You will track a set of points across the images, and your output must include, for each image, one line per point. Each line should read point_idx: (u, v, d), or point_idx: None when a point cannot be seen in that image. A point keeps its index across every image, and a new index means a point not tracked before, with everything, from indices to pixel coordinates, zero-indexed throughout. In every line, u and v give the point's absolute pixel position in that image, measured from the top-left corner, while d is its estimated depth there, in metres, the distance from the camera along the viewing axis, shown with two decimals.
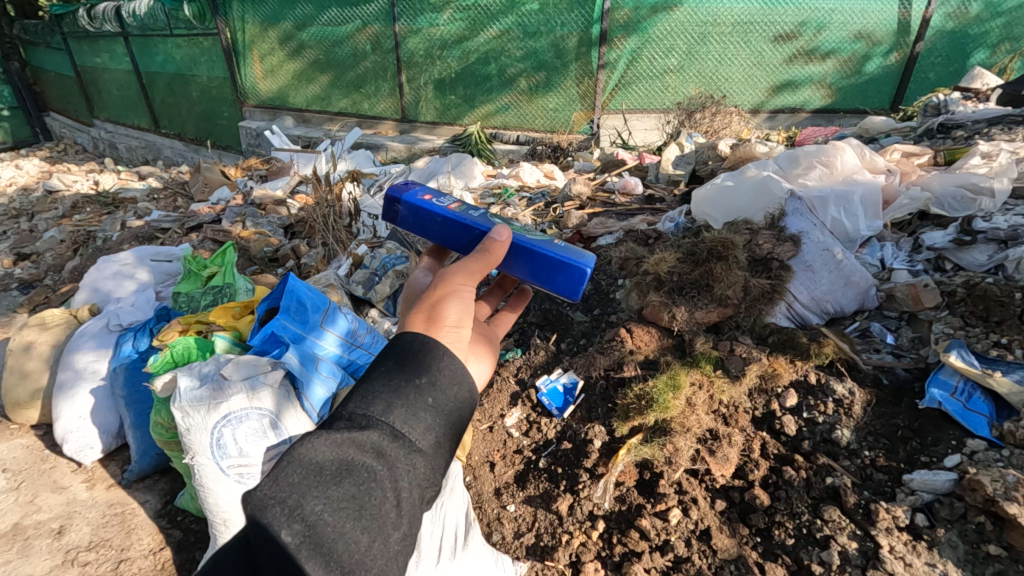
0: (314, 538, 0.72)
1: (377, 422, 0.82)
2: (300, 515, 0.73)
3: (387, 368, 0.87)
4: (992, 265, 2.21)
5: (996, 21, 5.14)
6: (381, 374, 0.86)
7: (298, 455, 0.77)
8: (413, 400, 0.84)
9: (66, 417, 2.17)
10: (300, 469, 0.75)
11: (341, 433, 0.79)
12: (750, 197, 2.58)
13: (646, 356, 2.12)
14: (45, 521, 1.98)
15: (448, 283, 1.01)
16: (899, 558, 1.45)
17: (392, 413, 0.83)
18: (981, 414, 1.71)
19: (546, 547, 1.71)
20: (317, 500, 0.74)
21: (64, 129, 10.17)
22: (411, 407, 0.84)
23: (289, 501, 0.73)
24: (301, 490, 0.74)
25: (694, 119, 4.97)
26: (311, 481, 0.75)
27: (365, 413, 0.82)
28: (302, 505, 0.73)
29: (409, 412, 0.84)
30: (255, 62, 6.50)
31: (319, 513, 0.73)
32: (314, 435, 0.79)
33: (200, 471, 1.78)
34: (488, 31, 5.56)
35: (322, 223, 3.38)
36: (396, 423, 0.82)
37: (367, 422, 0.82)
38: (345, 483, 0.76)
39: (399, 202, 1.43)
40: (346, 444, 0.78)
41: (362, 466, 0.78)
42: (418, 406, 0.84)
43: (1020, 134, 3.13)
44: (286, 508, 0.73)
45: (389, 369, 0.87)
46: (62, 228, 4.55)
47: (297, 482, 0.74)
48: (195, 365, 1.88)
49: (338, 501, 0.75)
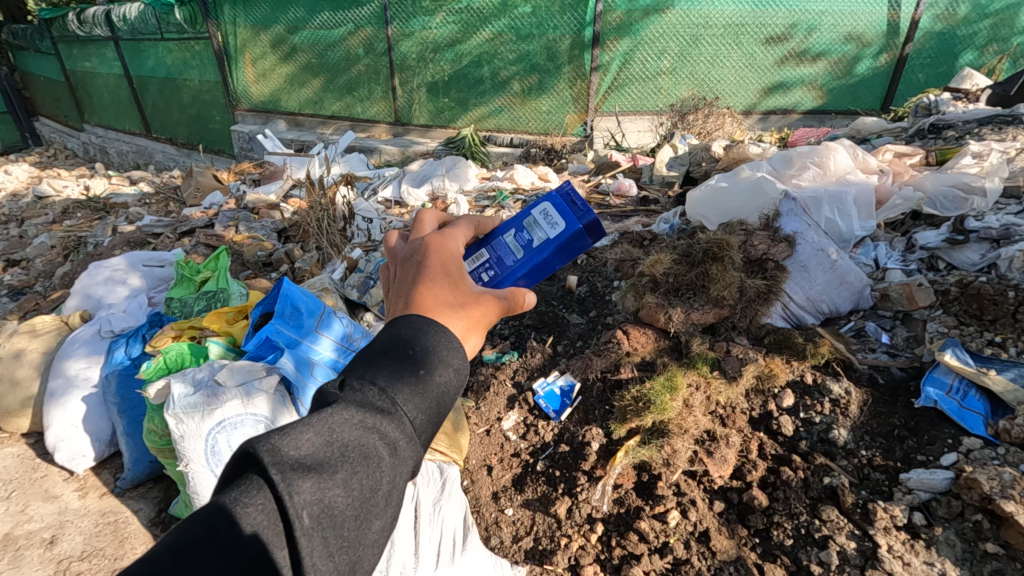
0: (322, 525, 0.60)
1: (398, 411, 0.68)
2: (319, 498, 0.60)
3: (410, 358, 0.73)
4: (983, 265, 2.21)
5: (983, 22, 5.20)
6: (404, 363, 0.72)
7: (325, 425, 0.64)
8: (433, 393, 0.71)
9: (57, 426, 2.15)
10: (324, 441, 0.63)
11: (362, 413, 0.66)
12: (745, 197, 2.59)
13: (642, 358, 2.11)
14: (37, 530, 1.95)
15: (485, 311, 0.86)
16: (897, 557, 1.45)
17: (411, 404, 0.69)
18: (976, 412, 1.72)
19: (545, 550, 1.71)
20: (335, 483, 0.62)
21: (53, 134, 10.09)
22: (430, 403, 0.71)
23: (309, 473, 0.61)
24: (322, 467, 0.62)
25: (687, 121, 5.00)
26: (331, 461, 0.62)
27: (390, 395, 0.68)
28: (321, 484, 0.61)
29: (427, 405, 0.71)
30: (247, 66, 6.46)
31: (333, 499, 0.61)
32: (342, 407, 0.66)
33: (194, 477, 1.77)
34: (481, 34, 5.56)
35: (317, 228, 3.40)
36: (415, 417, 0.70)
37: (390, 407, 0.68)
38: (363, 472, 0.64)
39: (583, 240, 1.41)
40: (371, 429, 0.66)
41: (376, 455, 0.65)
42: (436, 404, 0.71)
43: (1010, 134, 3.16)
44: (309, 484, 0.60)
45: (410, 359, 0.72)
46: (53, 234, 4.51)
47: (322, 458, 0.62)
48: (189, 371, 1.85)
49: (352, 487, 0.63)
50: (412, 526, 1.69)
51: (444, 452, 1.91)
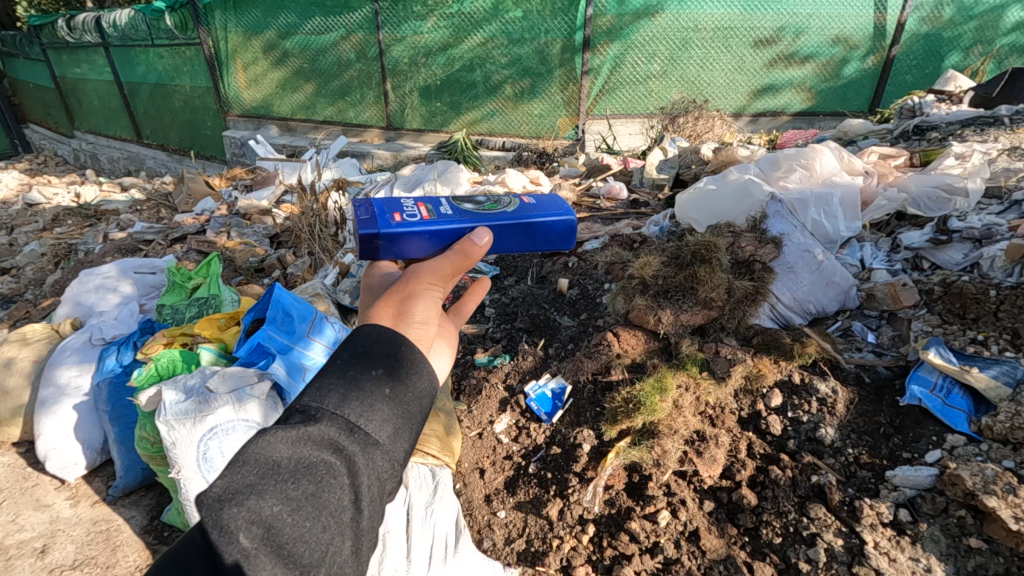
0: (269, 540, 0.67)
1: (332, 415, 0.74)
2: (257, 519, 0.67)
3: (342, 364, 0.80)
4: (967, 264, 2.26)
5: (968, 24, 5.28)
6: (334, 371, 0.79)
7: (253, 452, 0.71)
8: (368, 389, 0.77)
9: (48, 434, 2.14)
10: (254, 467, 0.69)
11: (293, 428, 0.72)
12: (733, 200, 2.63)
13: (633, 359, 2.13)
14: (28, 540, 1.94)
15: (415, 281, 0.92)
16: (884, 553, 1.47)
17: (348, 405, 0.76)
18: (960, 409, 1.75)
19: (538, 551, 1.72)
20: (271, 500, 0.68)
21: (43, 141, 10.07)
22: (367, 398, 0.77)
23: (241, 501, 0.67)
24: (256, 490, 0.68)
25: (677, 123, 5.04)
26: (268, 481, 0.69)
27: (319, 403, 0.75)
28: (255, 507, 0.67)
29: (364, 401, 0.76)
30: (238, 71, 6.45)
31: (277, 515, 0.68)
32: (273, 429, 0.73)
33: (186, 485, 1.76)
34: (472, 38, 5.59)
35: (308, 233, 3.43)
36: (353, 414, 0.75)
37: (320, 414, 0.75)
38: (303, 481, 0.70)
39: (375, 237, 1.11)
40: (303, 440, 0.72)
41: (314, 464, 0.71)
42: (374, 396, 0.77)
43: (992, 135, 3.22)
44: (238, 510, 0.67)
45: (341, 365, 0.79)
46: (43, 242, 4.48)
47: (254, 482, 0.69)
48: (180, 378, 1.86)
49: (293, 502, 0.69)
50: (403, 531, 1.71)
51: (436, 456, 1.92)
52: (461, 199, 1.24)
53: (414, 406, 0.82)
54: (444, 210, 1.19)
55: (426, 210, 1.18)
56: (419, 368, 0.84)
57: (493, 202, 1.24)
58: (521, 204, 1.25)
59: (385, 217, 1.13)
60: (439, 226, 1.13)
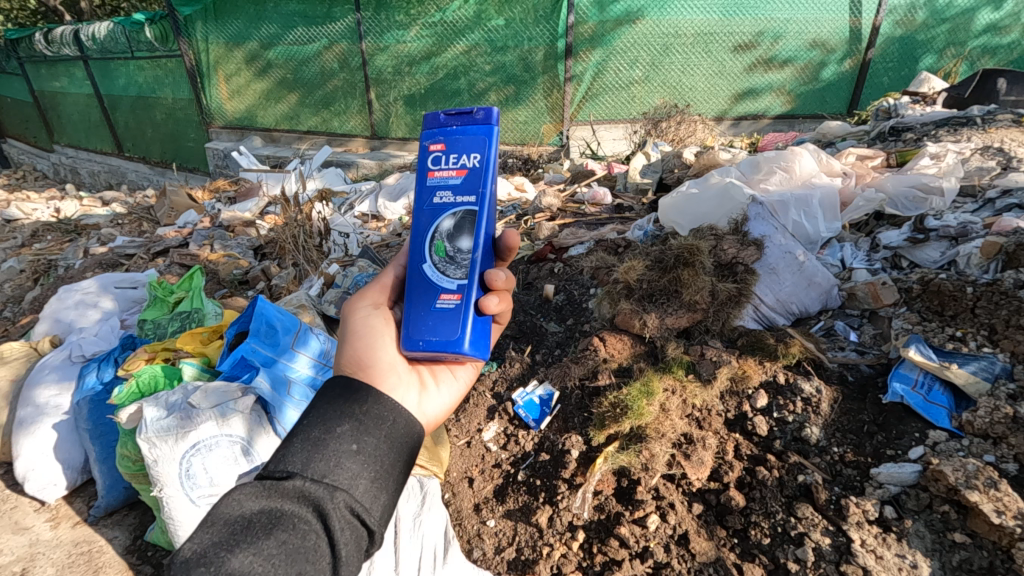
0: None
1: (297, 473, 0.86)
2: (226, 571, 0.75)
3: (307, 423, 0.92)
4: (944, 261, 2.30)
5: (941, 27, 5.40)
6: (301, 431, 0.91)
7: (224, 512, 0.81)
8: (331, 446, 0.89)
9: (26, 455, 2.09)
10: (224, 526, 0.80)
11: (262, 487, 0.84)
12: (714, 204, 2.68)
13: (619, 363, 2.13)
14: (6, 564, 1.88)
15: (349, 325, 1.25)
16: (871, 551, 1.48)
17: (311, 464, 0.87)
18: (941, 406, 1.78)
19: (528, 560, 1.70)
20: (243, 554, 0.77)
21: (21, 156, 9.93)
22: (329, 454, 0.88)
23: (211, 560, 0.76)
24: (225, 547, 0.78)
25: (660, 127, 5.14)
26: (238, 536, 0.79)
27: (284, 465, 0.87)
28: (225, 562, 0.76)
29: (326, 455, 0.88)
30: (220, 82, 6.39)
31: (249, 565, 0.77)
32: (243, 486, 0.85)
33: (168, 504, 1.71)
34: (456, 47, 5.62)
35: (293, 244, 3.39)
36: (317, 468, 0.87)
37: (287, 473, 0.86)
38: (275, 532, 0.80)
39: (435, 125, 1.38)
40: (270, 495, 0.84)
41: (281, 517, 0.82)
42: (334, 450, 0.89)
43: (965, 135, 3.30)
44: (206, 568, 0.75)
45: (307, 425, 0.92)
46: (22, 258, 4.40)
47: (222, 539, 0.79)
48: (161, 395, 1.81)
49: (260, 552, 0.78)
50: (390, 545, 1.70)
51: (423, 465, 1.91)
52: (459, 225, 1.28)
53: (383, 453, 0.93)
54: (440, 198, 1.30)
55: (446, 176, 1.31)
56: (393, 416, 0.98)
57: (445, 249, 1.28)
58: (431, 280, 1.27)
59: (445, 124, 1.33)
60: (421, 174, 1.33)
